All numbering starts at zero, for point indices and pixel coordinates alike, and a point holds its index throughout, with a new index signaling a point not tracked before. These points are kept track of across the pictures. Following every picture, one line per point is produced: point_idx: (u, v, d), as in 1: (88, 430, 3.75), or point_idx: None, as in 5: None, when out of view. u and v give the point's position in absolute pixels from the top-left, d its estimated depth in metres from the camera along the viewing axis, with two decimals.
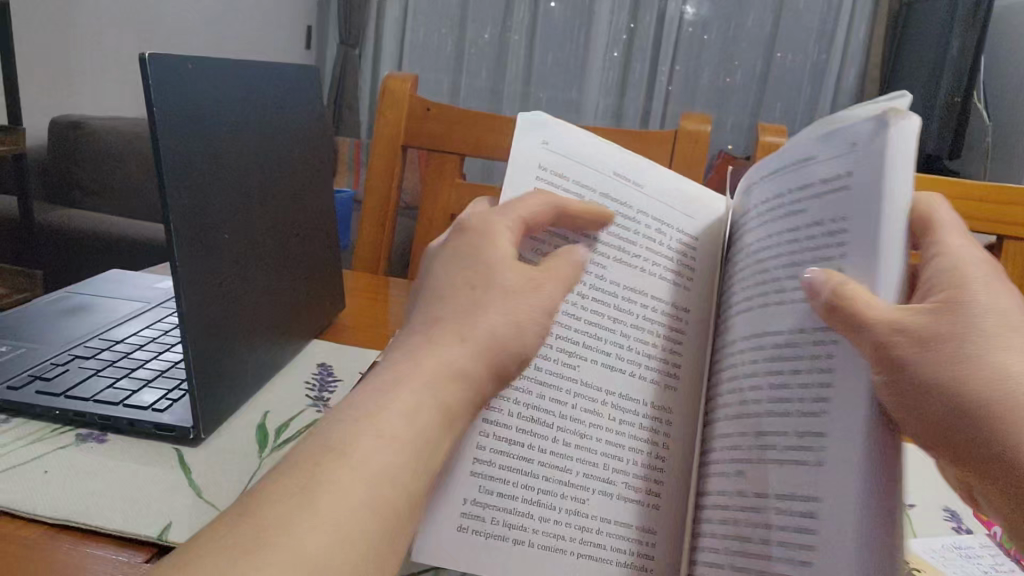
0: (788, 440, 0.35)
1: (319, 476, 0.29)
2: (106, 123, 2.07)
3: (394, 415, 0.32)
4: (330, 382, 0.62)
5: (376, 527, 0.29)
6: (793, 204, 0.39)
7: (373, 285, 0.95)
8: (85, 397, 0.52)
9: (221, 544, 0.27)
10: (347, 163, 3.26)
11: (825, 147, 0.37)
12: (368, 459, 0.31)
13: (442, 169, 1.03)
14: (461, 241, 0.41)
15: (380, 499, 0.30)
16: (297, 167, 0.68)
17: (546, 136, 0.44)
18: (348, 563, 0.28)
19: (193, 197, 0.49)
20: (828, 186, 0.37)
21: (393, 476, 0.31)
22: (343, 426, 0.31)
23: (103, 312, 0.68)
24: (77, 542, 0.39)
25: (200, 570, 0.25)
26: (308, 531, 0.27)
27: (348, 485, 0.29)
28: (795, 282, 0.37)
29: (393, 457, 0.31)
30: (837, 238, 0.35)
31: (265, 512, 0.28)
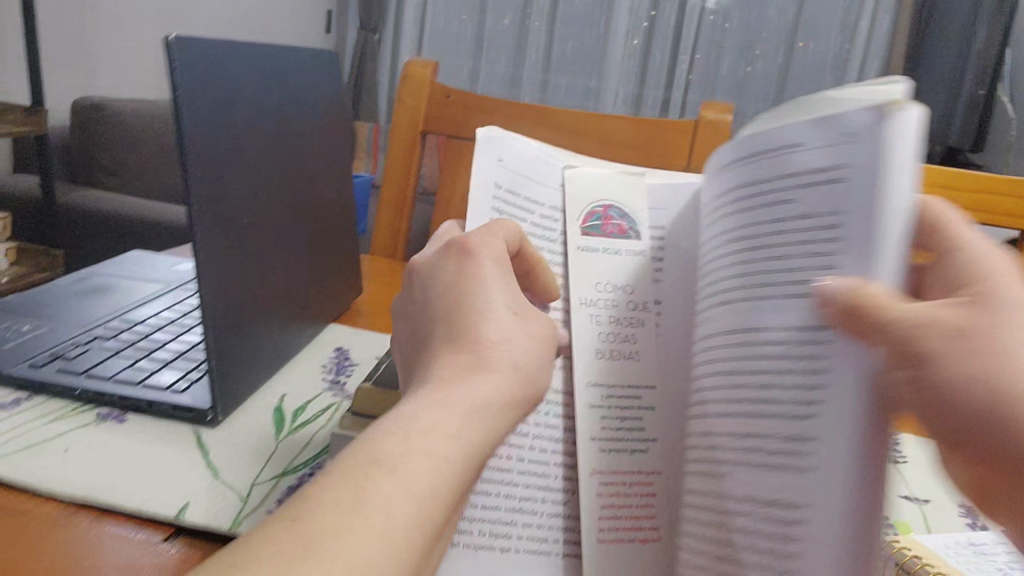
0: (766, 479, 0.31)
1: (378, 467, 0.29)
2: (127, 106, 2.06)
3: (449, 410, 0.32)
4: (347, 366, 0.63)
5: (433, 520, 0.29)
6: (774, 197, 0.33)
7: (390, 270, 0.95)
8: (105, 377, 0.52)
9: (286, 536, 0.26)
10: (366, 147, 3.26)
11: (812, 133, 0.31)
12: (423, 453, 0.30)
13: (460, 155, 1.03)
14: (452, 250, 0.39)
15: (437, 494, 0.29)
16: (317, 152, 0.68)
17: (501, 154, 0.44)
18: (410, 555, 0.27)
19: (214, 183, 0.49)
20: (817, 177, 0.31)
21: (451, 469, 0.30)
22: (397, 417, 0.31)
23: (124, 293, 0.69)
24: (96, 520, 0.40)
25: (265, 560, 0.25)
26: (369, 524, 0.27)
27: (409, 477, 0.29)
28: (779, 287, 0.32)
29: (451, 451, 0.30)
30: (832, 240, 0.30)
31: (317, 513, 0.27)
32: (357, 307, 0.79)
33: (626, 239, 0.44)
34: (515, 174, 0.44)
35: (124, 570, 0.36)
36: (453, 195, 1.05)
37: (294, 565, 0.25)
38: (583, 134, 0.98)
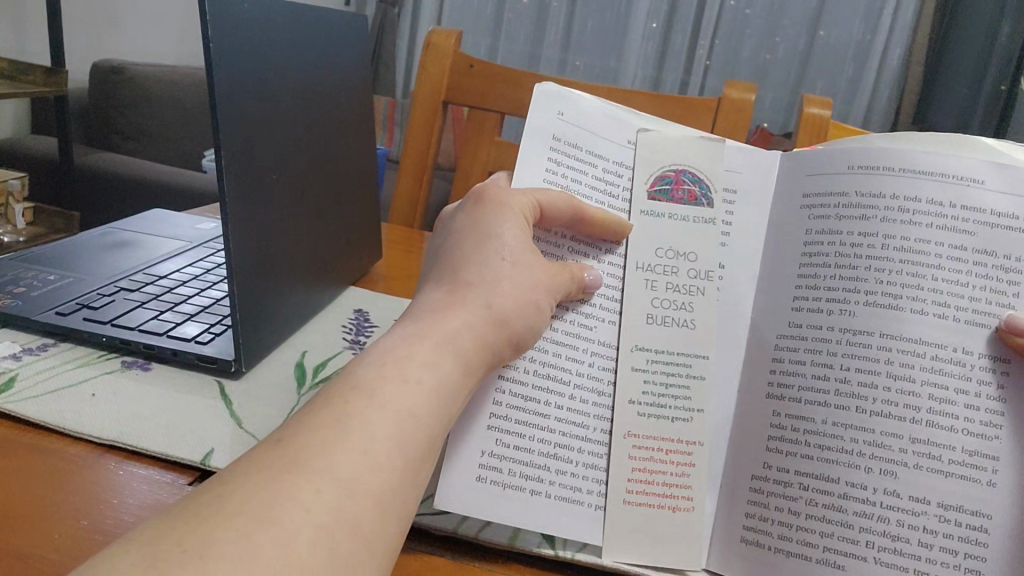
0: (909, 445, 0.39)
1: (349, 409, 0.31)
2: (147, 70, 2.06)
3: (419, 364, 0.35)
4: (366, 327, 0.63)
5: (404, 456, 0.31)
6: (950, 216, 0.42)
7: (409, 237, 0.96)
8: (131, 326, 0.53)
9: (257, 467, 0.28)
10: (382, 121, 3.26)
11: (989, 179, 0.43)
12: (398, 398, 0.33)
13: (481, 127, 1.03)
14: (479, 209, 0.44)
15: (410, 434, 0.32)
16: (343, 116, 0.68)
17: (562, 108, 0.47)
18: (383, 483, 0.30)
19: (243, 140, 0.50)
20: (994, 218, 0.42)
21: (419, 413, 0.33)
22: (370, 368, 0.34)
23: (148, 249, 0.69)
24: (122, 461, 0.41)
25: (239, 490, 0.27)
26: (343, 453, 0.29)
27: (381, 418, 0.31)
28: (931, 291, 0.41)
29: (419, 398, 0.33)
30: (1010, 275, 0.42)
31: (302, 450, 0.29)
32: (376, 272, 0.80)
33: (696, 204, 0.47)
34: (580, 130, 0.47)
35: (151, 509, 0.37)
36: (474, 167, 1.05)
37: (268, 490, 0.27)
38: None
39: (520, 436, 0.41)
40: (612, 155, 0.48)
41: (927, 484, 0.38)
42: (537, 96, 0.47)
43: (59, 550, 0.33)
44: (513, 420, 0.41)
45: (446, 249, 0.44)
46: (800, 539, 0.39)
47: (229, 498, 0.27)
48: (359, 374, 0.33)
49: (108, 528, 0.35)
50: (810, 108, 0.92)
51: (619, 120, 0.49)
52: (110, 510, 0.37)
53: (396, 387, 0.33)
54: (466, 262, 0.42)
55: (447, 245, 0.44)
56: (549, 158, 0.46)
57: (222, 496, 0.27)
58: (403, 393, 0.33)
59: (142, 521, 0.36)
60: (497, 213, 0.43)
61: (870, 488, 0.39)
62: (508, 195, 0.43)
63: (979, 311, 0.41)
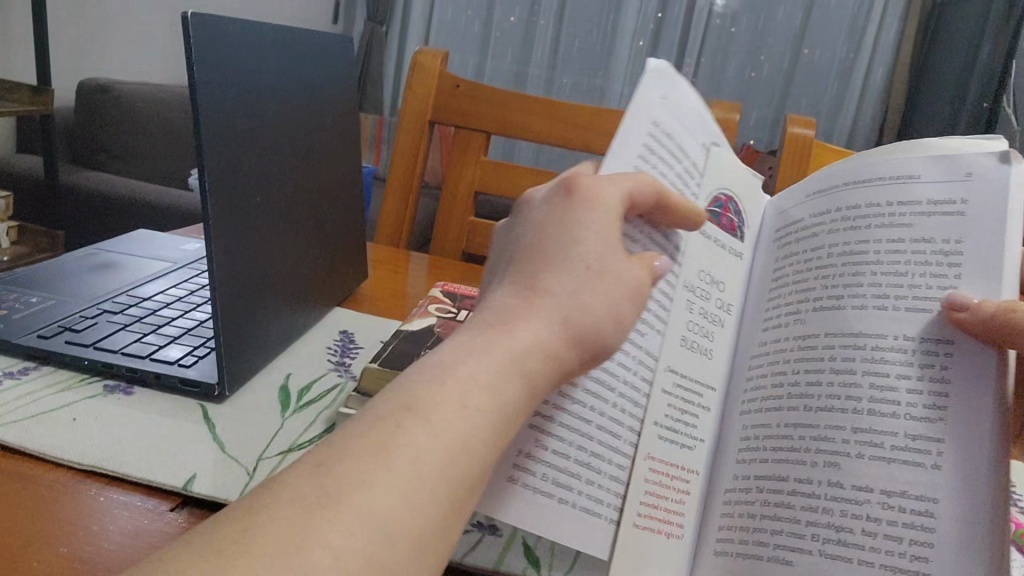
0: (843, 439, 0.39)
1: (395, 437, 0.28)
2: (132, 88, 2.06)
3: (478, 387, 0.31)
4: (351, 349, 0.63)
5: (446, 501, 0.28)
6: (892, 216, 0.43)
7: (396, 257, 0.96)
8: (113, 349, 0.53)
9: (290, 502, 0.25)
10: (370, 139, 3.26)
11: (927, 170, 0.43)
12: (449, 423, 0.29)
13: (467, 146, 1.03)
14: (571, 194, 0.39)
15: (456, 471, 0.29)
16: (327, 137, 0.68)
17: (664, 92, 0.47)
18: (419, 521, 0.27)
19: (227, 162, 0.50)
20: (936, 207, 0.42)
21: (471, 443, 0.29)
22: (427, 386, 0.30)
23: (132, 270, 0.69)
24: (103, 487, 0.40)
25: (262, 533, 0.24)
26: (382, 496, 0.26)
27: (427, 447, 0.28)
28: (874, 291, 0.41)
29: (472, 427, 0.30)
30: (950, 259, 0.41)
31: (344, 491, 0.26)
32: (362, 292, 0.79)
33: (734, 234, 0.49)
34: (667, 118, 0.47)
35: (132, 536, 0.37)
36: (460, 185, 1.04)
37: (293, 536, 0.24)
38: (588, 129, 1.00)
39: (564, 443, 0.39)
40: (692, 154, 0.48)
41: (867, 472, 0.37)
42: (652, 70, 0.47)
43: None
44: (563, 429, 0.39)
45: (524, 227, 0.40)
46: (755, 540, 0.39)
47: (253, 538, 0.24)
48: (416, 391, 0.30)
49: (87, 556, 0.35)
50: (793, 128, 0.93)
51: (700, 124, 0.50)
52: (90, 538, 0.36)
53: (449, 410, 0.30)
54: (537, 252, 0.38)
55: (526, 220, 0.40)
56: (649, 135, 0.45)
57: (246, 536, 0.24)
58: (458, 417, 0.30)
59: (124, 549, 0.36)
60: (594, 196, 0.39)
61: (816, 481, 0.38)
62: (603, 182, 0.40)
63: (916, 298, 0.41)
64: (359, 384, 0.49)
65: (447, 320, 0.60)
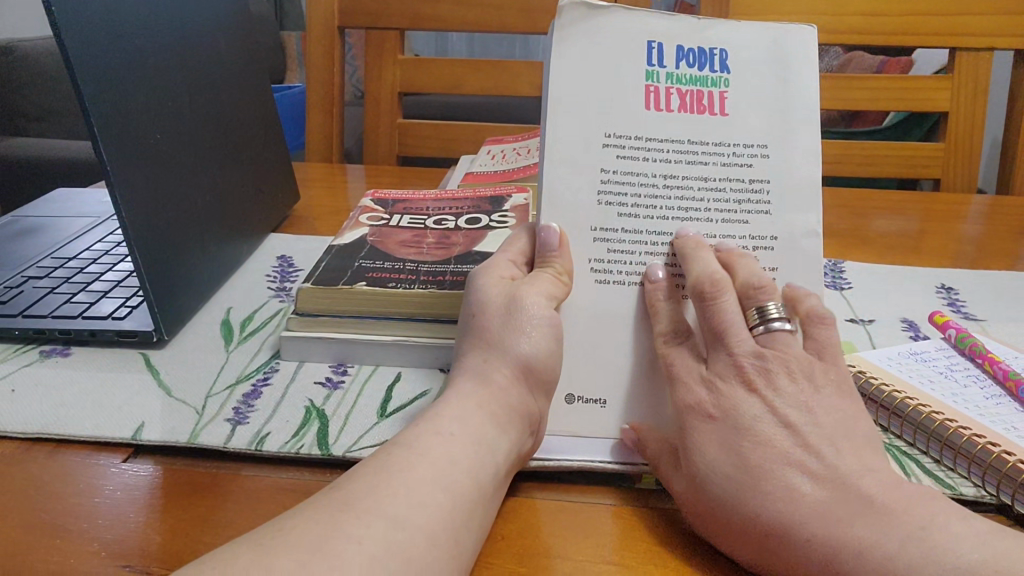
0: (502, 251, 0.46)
1: (339, 526, 0.28)
2: (39, 44, 1.88)
3: (429, 492, 0.31)
4: (291, 272, 0.62)
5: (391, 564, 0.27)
6: None
7: (330, 172, 0.94)
8: (44, 313, 0.51)
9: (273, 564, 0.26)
10: (297, 57, 3.12)
11: None
12: (400, 513, 0.30)
13: (382, 45, 0.99)
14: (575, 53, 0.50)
15: (396, 546, 0.28)
16: (223, 59, 0.65)
17: (856, 339, 0.52)
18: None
19: (111, 103, 0.47)
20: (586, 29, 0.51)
21: (411, 535, 0.29)
22: (402, 464, 0.32)
23: (55, 230, 0.67)
24: (51, 451, 0.39)
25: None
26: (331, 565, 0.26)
27: (368, 536, 0.28)
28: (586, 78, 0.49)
29: (419, 517, 0.30)
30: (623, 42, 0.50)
31: (286, 544, 0.27)
32: (297, 214, 0.78)
33: None
34: (855, 338, 0.52)
35: (130, 491, 0.36)
36: (382, 88, 1.00)
37: None
38: (501, 7, 0.96)
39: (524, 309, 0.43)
40: (855, 334, 0.53)
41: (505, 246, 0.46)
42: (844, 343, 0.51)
43: (45, 560, 0.32)
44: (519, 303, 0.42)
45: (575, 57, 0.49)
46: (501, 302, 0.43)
47: None
48: (363, 480, 0.31)
49: (70, 518, 0.34)
50: None
51: (880, 322, 0.54)
52: (70, 507, 0.35)
53: (410, 500, 0.30)
54: None
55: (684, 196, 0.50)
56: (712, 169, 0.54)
57: None
58: (402, 501, 0.30)
59: (115, 502, 0.36)
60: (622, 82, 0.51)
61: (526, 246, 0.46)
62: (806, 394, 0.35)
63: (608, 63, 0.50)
64: (299, 305, 0.48)
65: (380, 227, 0.59)
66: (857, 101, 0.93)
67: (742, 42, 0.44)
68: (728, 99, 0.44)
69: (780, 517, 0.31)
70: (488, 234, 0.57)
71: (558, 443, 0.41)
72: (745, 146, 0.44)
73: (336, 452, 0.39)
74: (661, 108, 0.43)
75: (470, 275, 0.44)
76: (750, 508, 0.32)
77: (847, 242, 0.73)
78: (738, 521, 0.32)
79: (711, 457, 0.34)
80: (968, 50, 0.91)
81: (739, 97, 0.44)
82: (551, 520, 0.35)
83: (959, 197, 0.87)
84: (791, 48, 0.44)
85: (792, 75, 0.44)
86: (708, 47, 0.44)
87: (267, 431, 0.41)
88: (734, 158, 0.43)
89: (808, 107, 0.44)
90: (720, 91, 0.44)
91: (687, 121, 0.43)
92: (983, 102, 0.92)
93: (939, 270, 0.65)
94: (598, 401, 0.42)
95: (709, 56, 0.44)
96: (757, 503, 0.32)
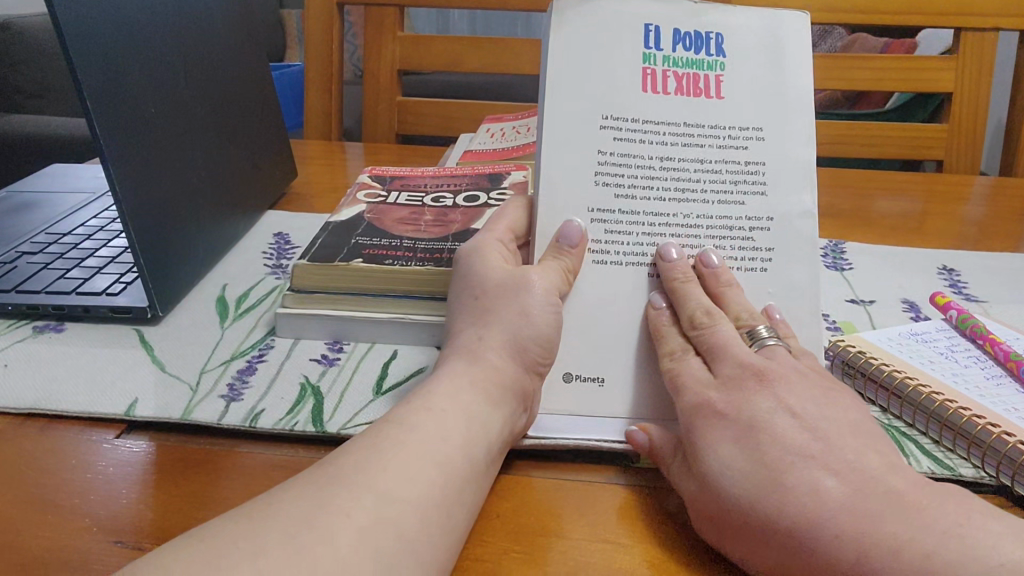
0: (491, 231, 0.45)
1: (329, 504, 0.28)
2: (36, 20, 1.86)
3: (422, 469, 0.31)
4: (288, 249, 0.62)
5: (381, 542, 0.27)
6: None
7: (328, 150, 0.93)
8: (37, 289, 0.51)
9: (259, 540, 0.25)
10: (296, 35, 3.10)
11: None
12: (391, 489, 0.29)
13: (381, 21, 0.98)
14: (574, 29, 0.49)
15: (385, 524, 0.28)
16: (219, 33, 0.65)
17: (856, 319, 0.51)
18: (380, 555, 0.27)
19: (105, 76, 0.47)
20: None
21: (400, 514, 0.28)
22: (392, 442, 0.32)
23: (50, 206, 0.66)
24: (43, 427, 0.39)
25: (251, 554, 0.25)
26: (319, 543, 0.26)
27: (358, 513, 0.27)
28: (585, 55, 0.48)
29: (408, 495, 0.29)
30: None
31: (271, 520, 0.26)
32: (293, 191, 0.77)
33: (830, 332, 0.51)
34: (855, 318, 0.52)
35: (121, 468, 0.36)
36: (382, 66, 0.99)
37: (268, 556, 0.25)
38: None
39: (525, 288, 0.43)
40: (855, 314, 0.52)
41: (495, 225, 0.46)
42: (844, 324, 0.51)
43: (34, 536, 0.31)
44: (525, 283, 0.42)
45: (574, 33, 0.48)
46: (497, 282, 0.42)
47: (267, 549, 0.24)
48: (354, 457, 0.31)
49: (60, 494, 0.34)
50: None
51: (881, 302, 0.54)
52: (61, 483, 0.35)
53: (400, 477, 0.30)
54: None
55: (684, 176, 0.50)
56: None
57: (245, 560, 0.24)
58: (392, 478, 0.30)
59: (106, 478, 0.35)
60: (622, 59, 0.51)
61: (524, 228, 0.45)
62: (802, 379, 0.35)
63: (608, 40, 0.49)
64: (295, 281, 0.47)
65: (376, 204, 0.58)
66: (860, 81, 0.92)
67: (739, 26, 0.44)
68: (724, 82, 0.43)
69: (763, 511, 0.30)
70: (486, 211, 0.56)
71: (555, 422, 0.40)
72: (742, 129, 0.43)
73: (330, 429, 0.39)
74: (658, 90, 0.43)
75: (461, 251, 0.44)
76: (770, 507, 0.30)
77: (849, 222, 0.72)
78: (758, 522, 0.30)
79: (723, 457, 0.32)
80: (973, 30, 0.90)
81: (736, 79, 0.43)
82: (546, 499, 0.35)
83: (962, 179, 0.87)
84: (784, 33, 0.44)
85: (787, 57, 0.44)
86: (704, 31, 0.44)
87: (260, 409, 0.40)
88: (731, 140, 0.43)
89: (802, 92, 0.44)
90: (716, 75, 0.43)
91: (684, 103, 0.43)
92: (988, 83, 0.91)
93: (941, 250, 0.64)
94: (596, 380, 0.41)
95: (705, 40, 0.44)
96: (778, 501, 0.30)
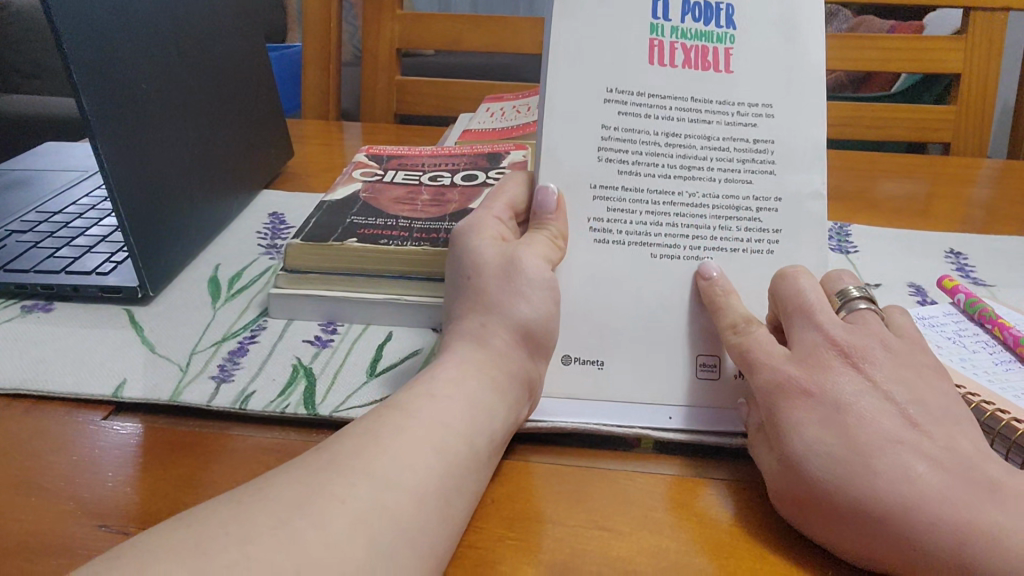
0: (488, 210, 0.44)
1: (323, 487, 0.27)
2: None
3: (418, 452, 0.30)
4: (283, 229, 0.61)
5: (375, 527, 0.26)
6: None
7: (325, 130, 0.92)
8: (26, 268, 0.50)
9: (248, 524, 0.24)
10: (296, 17, 3.07)
11: None
12: (386, 473, 0.28)
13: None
14: None
15: (381, 509, 0.27)
16: (214, 8, 0.63)
17: None
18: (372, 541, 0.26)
19: (96, 48, 0.45)
20: None
21: (395, 498, 0.28)
22: (391, 424, 0.31)
23: (40, 185, 0.65)
24: (29, 408, 0.38)
25: (239, 539, 0.24)
26: (313, 528, 0.25)
27: (353, 497, 0.27)
28: None
29: (404, 479, 0.29)
30: None
31: (261, 504, 0.26)
32: (290, 171, 0.76)
33: None
34: None
35: (109, 449, 0.35)
36: (381, 45, 0.98)
37: (258, 540, 0.24)
38: None
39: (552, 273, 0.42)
40: None
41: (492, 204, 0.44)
42: None
43: (15, 519, 0.31)
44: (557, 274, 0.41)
45: None
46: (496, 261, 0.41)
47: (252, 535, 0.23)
48: (349, 439, 0.30)
49: (44, 476, 0.33)
50: None
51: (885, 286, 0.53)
52: (46, 465, 0.34)
53: (397, 460, 0.29)
54: None
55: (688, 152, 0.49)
56: None
57: (230, 544, 0.24)
58: (389, 462, 0.29)
59: (93, 460, 0.34)
60: None
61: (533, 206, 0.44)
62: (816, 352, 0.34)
63: None
64: (289, 260, 0.46)
65: (373, 183, 0.57)
66: (867, 62, 0.91)
67: None
68: (733, 56, 0.42)
69: (853, 497, 0.29)
70: (484, 190, 0.55)
71: (555, 406, 0.40)
72: (750, 105, 0.42)
73: (324, 412, 0.38)
74: (665, 63, 0.41)
75: (455, 232, 0.42)
76: (862, 493, 0.29)
77: (854, 205, 0.71)
78: (850, 506, 0.29)
79: (811, 437, 0.30)
80: (982, 10, 0.88)
81: (745, 53, 0.42)
82: (545, 484, 0.34)
83: (969, 162, 0.85)
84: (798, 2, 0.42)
85: (800, 31, 0.42)
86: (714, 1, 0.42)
87: (252, 391, 0.39)
88: (739, 117, 0.42)
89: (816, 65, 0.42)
90: (725, 48, 0.42)
91: (692, 77, 0.42)
92: (996, 65, 0.89)
93: (947, 233, 0.63)
94: (595, 363, 0.40)
95: (715, 10, 0.42)
96: (866, 482, 0.29)
